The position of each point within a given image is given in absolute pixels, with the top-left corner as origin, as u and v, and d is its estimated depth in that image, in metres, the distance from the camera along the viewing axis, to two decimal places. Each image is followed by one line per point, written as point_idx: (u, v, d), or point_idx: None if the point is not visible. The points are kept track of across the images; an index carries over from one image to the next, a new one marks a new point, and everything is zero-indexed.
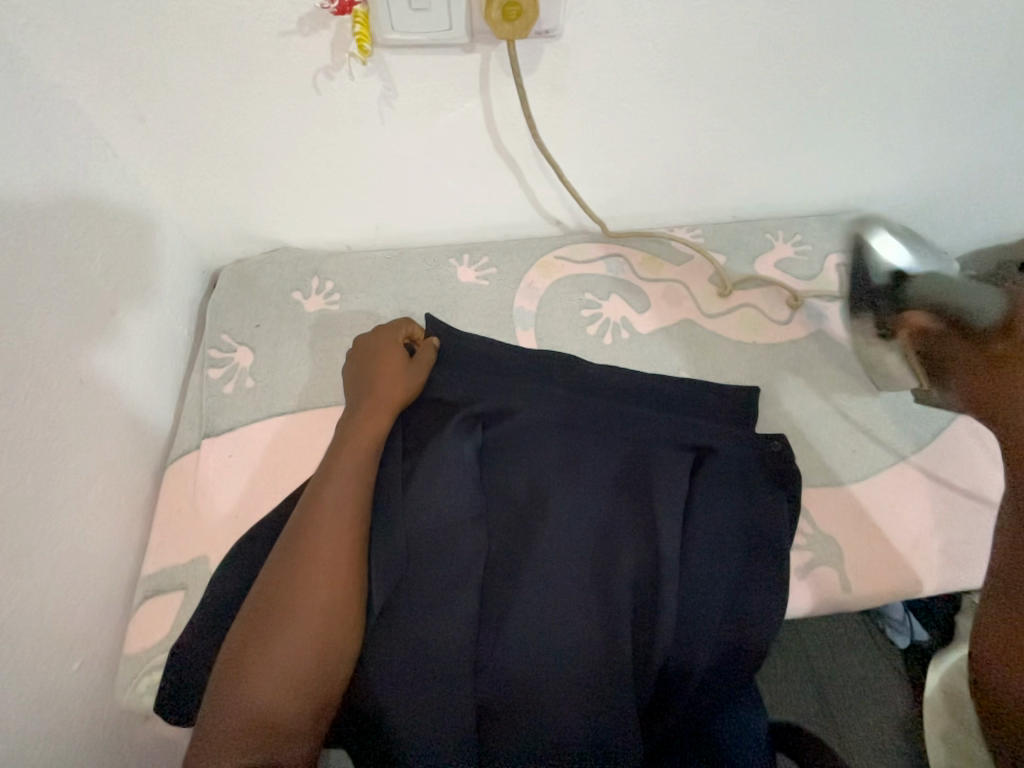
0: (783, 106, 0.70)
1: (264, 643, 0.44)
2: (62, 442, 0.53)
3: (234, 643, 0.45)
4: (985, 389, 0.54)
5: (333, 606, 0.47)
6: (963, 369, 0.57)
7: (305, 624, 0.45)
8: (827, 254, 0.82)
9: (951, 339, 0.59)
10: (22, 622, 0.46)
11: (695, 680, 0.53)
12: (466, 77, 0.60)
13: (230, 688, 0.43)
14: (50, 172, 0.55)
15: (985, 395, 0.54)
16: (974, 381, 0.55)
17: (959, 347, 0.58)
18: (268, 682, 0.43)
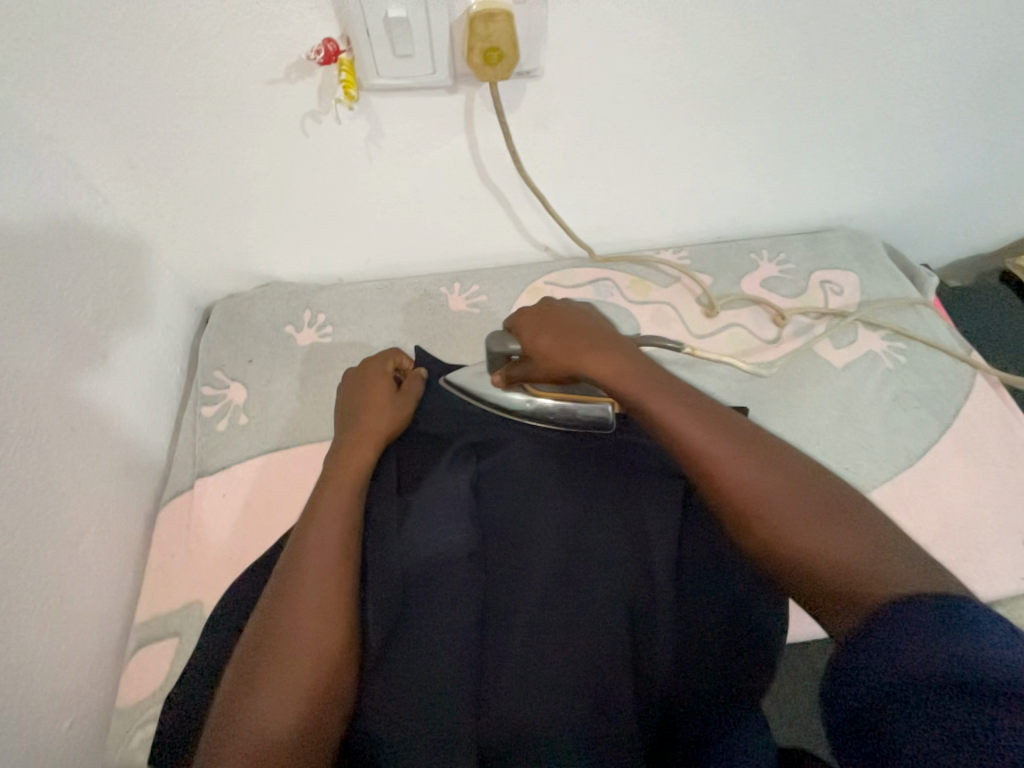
0: (760, 132, 0.72)
1: (252, 694, 0.43)
2: (54, 492, 0.53)
3: (223, 698, 0.43)
4: (548, 370, 0.57)
5: (323, 648, 0.45)
6: (531, 372, 0.59)
7: (293, 668, 0.44)
8: (811, 272, 0.83)
9: (512, 367, 0.61)
10: (12, 681, 0.45)
11: (707, 715, 0.51)
12: (451, 116, 0.62)
13: (220, 743, 0.41)
14: (43, 222, 0.56)
15: (557, 373, 0.56)
16: (542, 364, 0.57)
17: (519, 368, 0.60)
18: (258, 737, 0.41)
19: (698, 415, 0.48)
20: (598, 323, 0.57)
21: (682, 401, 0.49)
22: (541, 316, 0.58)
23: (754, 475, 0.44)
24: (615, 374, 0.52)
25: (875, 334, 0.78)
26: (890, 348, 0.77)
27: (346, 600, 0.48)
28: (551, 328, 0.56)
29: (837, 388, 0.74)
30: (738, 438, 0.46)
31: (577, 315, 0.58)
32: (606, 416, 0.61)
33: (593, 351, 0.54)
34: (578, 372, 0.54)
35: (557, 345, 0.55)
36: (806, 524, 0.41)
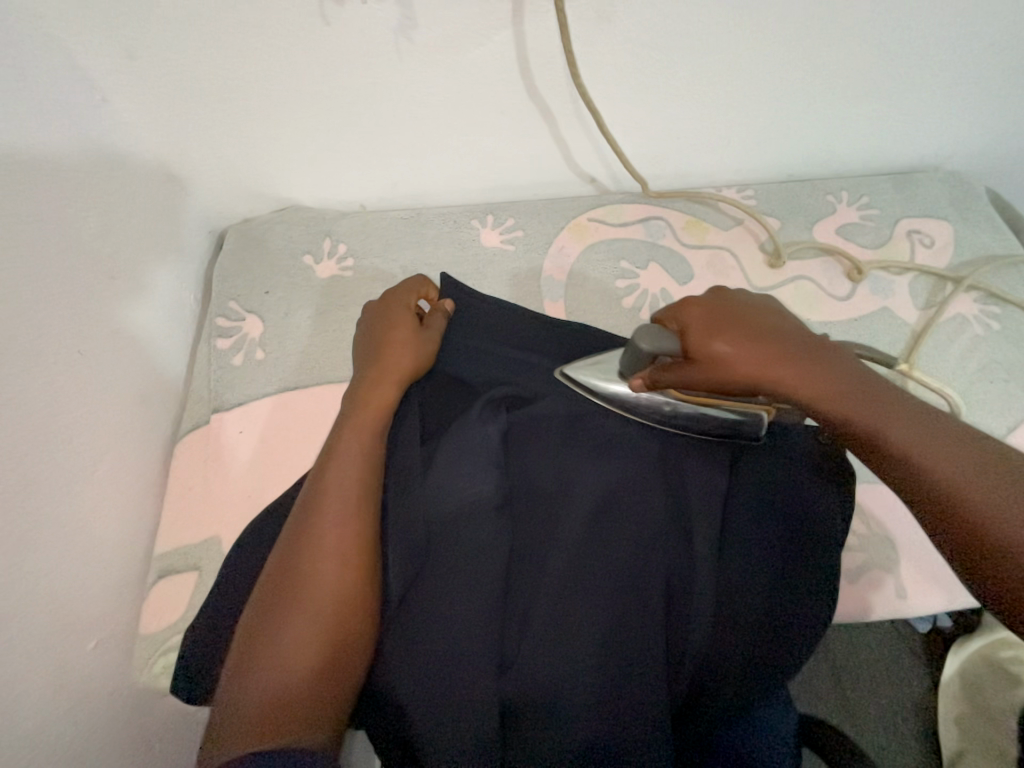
0: (866, 39, 0.59)
1: (271, 627, 0.42)
2: (65, 420, 0.50)
3: (244, 629, 0.43)
4: (722, 382, 0.46)
5: (343, 588, 0.44)
6: (688, 380, 0.47)
7: (312, 610, 0.43)
8: (898, 219, 0.72)
9: (661, 370, 0.48)
10: (32, 608, 0.44)
11: (729, 686, 0.49)
12: (496, 3, 0.52)
13: (240, 675, 0.41)
14: (36, 118, 0.49)
15: (735, 386, 0.46)
16: (715, 373, 0.45)
17: (670, 375, 0.48)
18: (279, 669, 0.41)
19: (937, 442, 0.39)
20: (783, 323, 0.47)
21: (915, 423, 0.40)
22: (713, 312, 0.47)
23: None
24: (819, 389, 0.43)
25: (967, 295, 0.68)
26: (982, 311, 0.67)
27: (366, 543, 0.46)
28: (729, 328, 0.46)
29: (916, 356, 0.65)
30: (993, 473, 0.37)
31: (756, 313, 0.48)
32: (758, 423, 0.51)
33: (789, 359, 0.44)
34: (768, 384, 0.44)
35: (740, 352, 0.45)
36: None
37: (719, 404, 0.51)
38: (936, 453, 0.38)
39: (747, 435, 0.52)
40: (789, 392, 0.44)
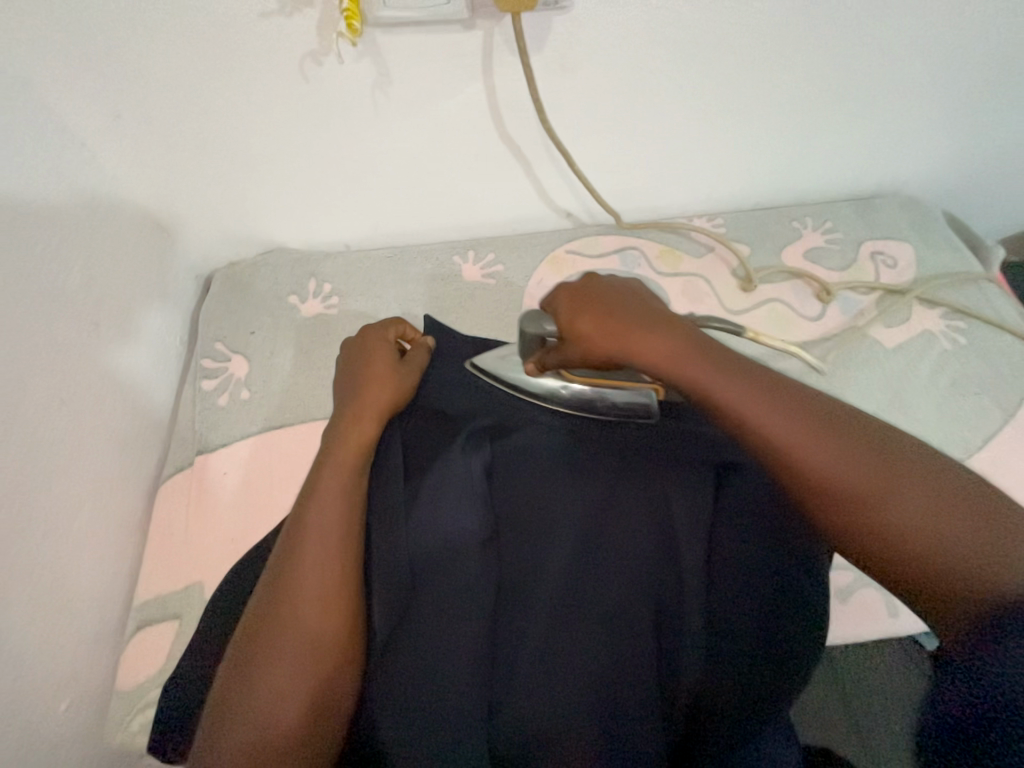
0: (812, 80, 0.64)
1: (248, 683, 0.41)
2: (44, 467, 0.49)
3: (219, 684, 0.42)
4: (591, 358, 0.48)
5: (324, 637, 0.43)
6: (567, 358, 0.49)
7: (288, 659, 0.42)
8: (861, 242, 0.75)
9: (547, 353, 0.51)
10: (3, 665, 0.43)
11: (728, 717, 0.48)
12: (467, 58, 0.55)
13: (218, 732, 0.40)
14: (21, 175, 0.51)
15: (603, 361, 0.47)
16: (584, 350, 0.48)
17: (554, 356, 0.51)
18: (256, 722, 0.40)
19: (787, 407, 0.39)
20: (645, 298, 0.48)
21: (755, 384, 0.41)
22: (579, 293, 0.49)
23: (864, 477, 0.35)
24: (671, 360, 0.43)
25: (932, 312, 0.70)
26: (948, 327, 0.70)
27: (349, 588, 0.45)
28: (591, 307, 0.47)
29: (888, 373, 0.67)
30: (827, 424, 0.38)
31: (621, 291, 0.49)
32: (649, 405, 0.57)
33: (645, 332, 0.45)
34: (628, 358, 0.45)
35: (602, 328, 0.46)
36: (941, 534, 0.33)
37: (609, 385, 0.57)
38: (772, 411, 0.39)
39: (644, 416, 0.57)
40: (647, 365, 0.45)
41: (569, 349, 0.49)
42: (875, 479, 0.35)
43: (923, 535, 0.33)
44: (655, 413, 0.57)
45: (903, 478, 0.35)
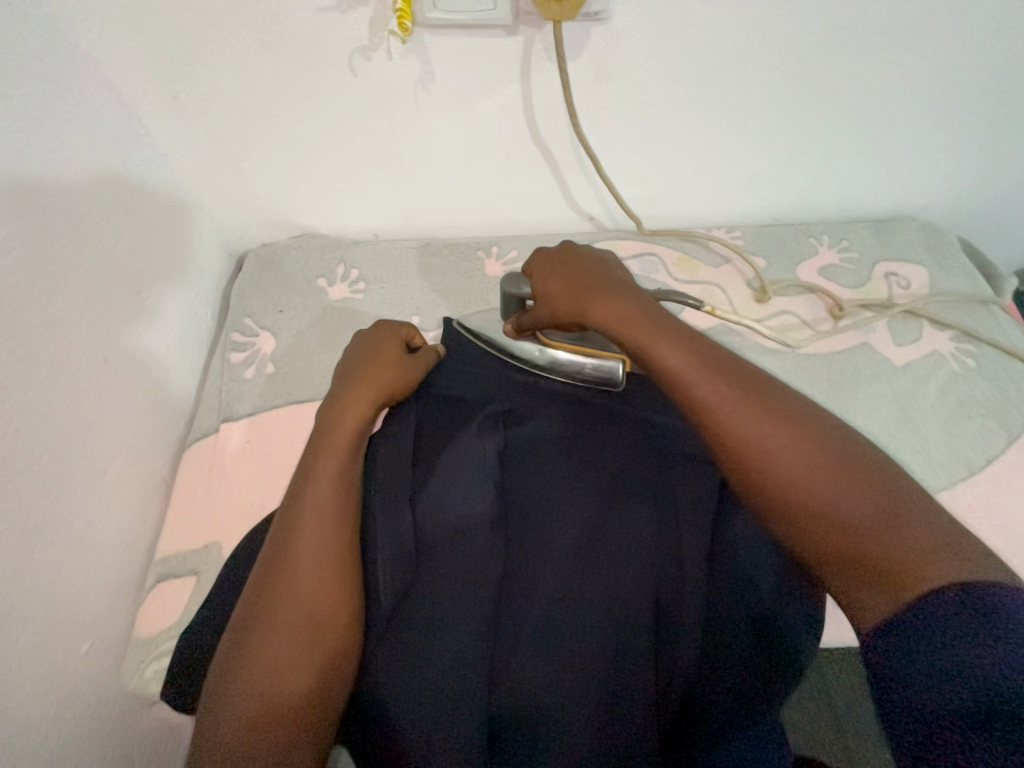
0: (837, 102, 0.66)
1: (249, 652, 0.42)
2: (83, 419, 0.52)
3: (228, 644, 0.44)
4: (556, 318, 0.55)
5: (320, 612, 0.44)
6: (537, 317, 0.57)
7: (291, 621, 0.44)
8: (875, 262, 0.77)
9: (523, 315, 0.59)
10: (34, 600, 0.45)
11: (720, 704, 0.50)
12: (507, 62, 0.58)
13: (226, 690, 0.41)
14: (81, 145, 0.54)
15: (565, 320, 0.55)
16: (550, 309, 0.55)
17: (528, 317, 0.59)
18: (262, 680, 0.41)
19: (711, 370, 0.44)
20: (613, 271, 0.56)
21: (688, 349, 0.46)
22: (556, 259, 0.57)
23: (768, 434, 0.40)
24: (620, 321, 0.50)
25: (942, 333, 0.72)
26: (957, 349, 0.71)
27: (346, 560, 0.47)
28: (563, 272, 0.55)
29: (896, 390, 0.69)
30: (746, 388, 0.43)
31: (592, 263, 0.56)
32: (614, 373, 0.60)
33: (603, 298, 0.52)
34: (587, 318, 0.53)
35: (568, 291, 0.54)
36: (824, 485, 0.38)
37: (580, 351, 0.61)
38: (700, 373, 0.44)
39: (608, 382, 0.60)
40: (600, 323, 0.51)
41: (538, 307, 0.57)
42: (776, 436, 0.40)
43: (808, 485, 0.38)
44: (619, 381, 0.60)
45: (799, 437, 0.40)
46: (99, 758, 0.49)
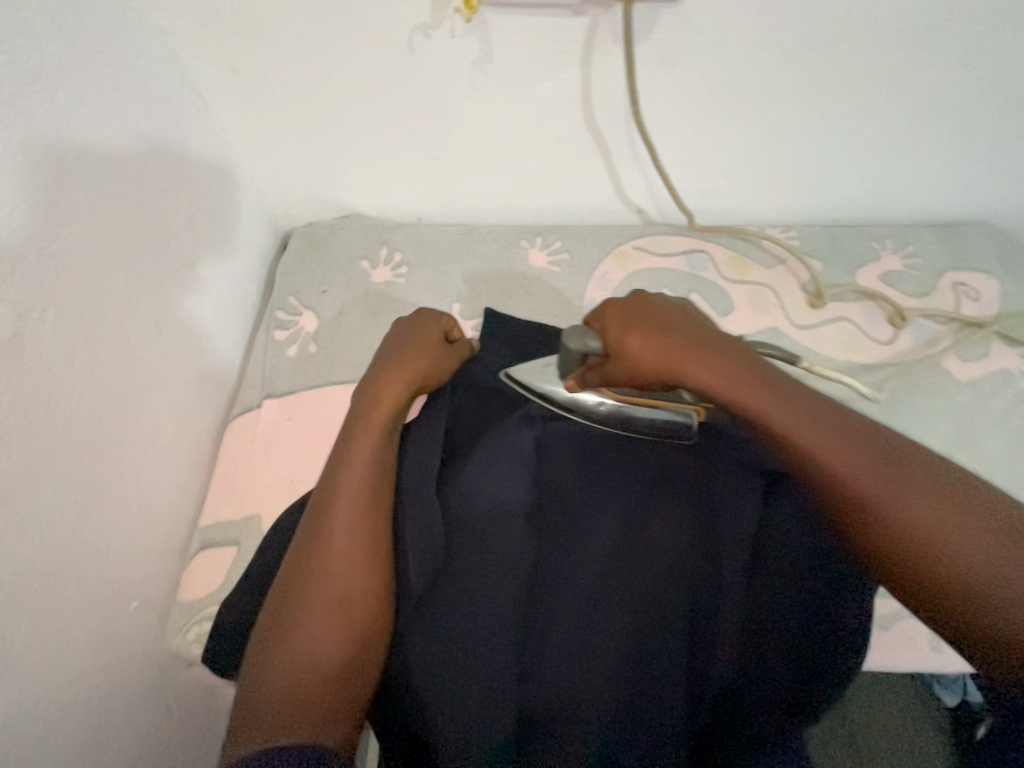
0: (920, 96, 0.62)
1: (286, 622, 0.44)
2: (139, 388, 0.54)
3: (268, 611, 0.45)
4: (638, 377, 0.48)
5: (354, 588, 0.45)
6: (610, 374, 0.50)
7: (326, 594, 0.45)
8: (943, 271, 0.72)
9: (589, 370, 0.51)
10: (89, 558, 0.47)
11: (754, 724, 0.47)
12: (570, 43, 0.56)
13: (263, 655, 0.43)
14: (144, 116, 0.55)
15: (649, 379, 0.48)
16: (631, 368, 0.48)
17: (596, 373, 0.51)
18: (296, 650, 0.43)
19: (829, 428, 0.41)
20: (696, 322, 0.50)
21: (802, 410, 0.43)
22: (629, 311, 0.50)
23: (908, 504, 0.37)
24: (721, 378, 0.45)
25: (1012, 350, 0.67)
26: None
27: (377, 542, 0.47)
28: (646, 326, 0.48)
29: (956, 408, 0.65)
30: (873, 452, 0.40)
31: (672, 313, 0.50)
32: (689, 425, 0.55)
33: (699, 353, 0.46)
34: (681, 377, 0.47)
35: (654, 347, 0.47)
36: (982, 559, 0.35)
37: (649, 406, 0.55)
38: (817, 438, 0.41)
39: (683, 434, 0.55)
40: (698, 384, 0.46)
41: (614, 366, 0.49)
42: (917, 505, 0.37)
43: (962, 559, 0.35)
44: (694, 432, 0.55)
45: (942, 503, 0.37)
46: (143, 710, 0.51)
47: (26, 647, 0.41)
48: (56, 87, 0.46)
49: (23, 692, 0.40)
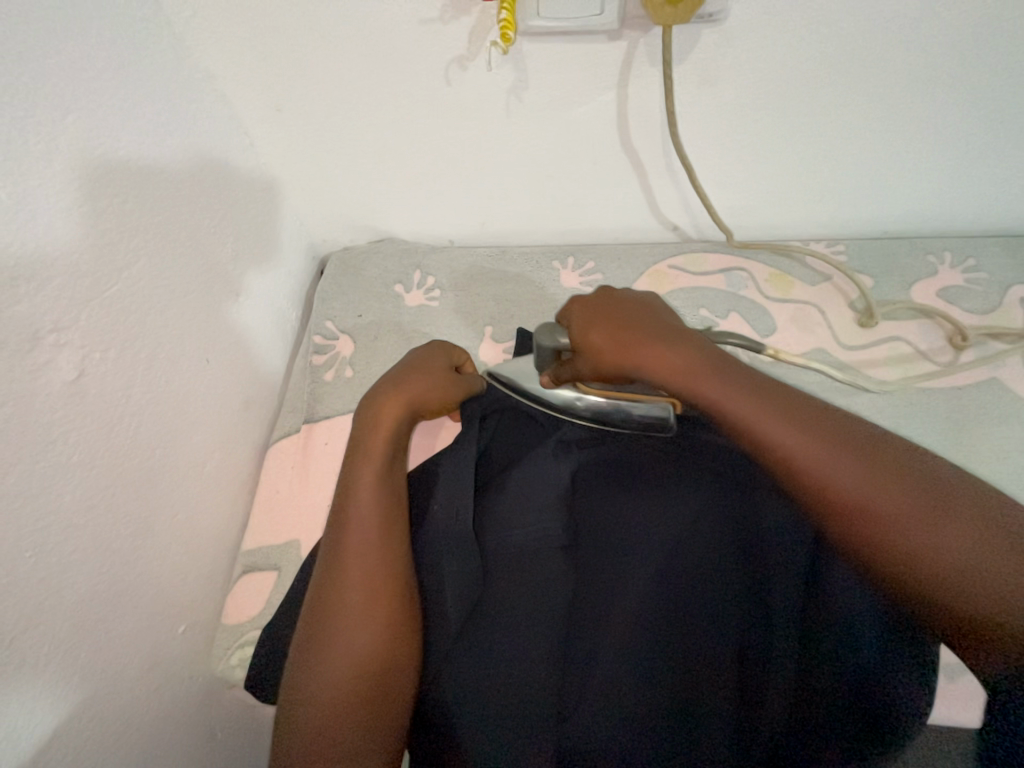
0: (985, 104, 0.58)
1: (312, 659, 0.43)
2: (188, 418, 0.56)
3: (296, 646, 0.45)
4: (600, 371, 0.50)
5: (373, 622, 0.44)
6: (580, 370, 0.52)
7: (346, 629, 0.44)
8: (1009, 285, 0.68)
9: (561, 366, 0.54)
10: (143, 586, 0.49)
11: None
12: (606, 68, 0.56)
13: (293, 693, 0.43)
14: (194, 157, 0.58)
15: (611, 373, 0.50)
16: (594, 363, 0.50)
17: (568, 369, 0.53)
18: (323, 687, 0.42)
19: (836, 445, 0.40)
20: (652, 312, 0.51)
21: (758, 396, 0.43)
22: (592, 308, 0.52)
23: (866, 486, 0.38)
24: (677, 369, 0.46)
25: None
26: None
27: (396, 572, 0.46)
28: (601, 321, 0.51)
29: None
30: (830, 436, 0.40)
31: (631, 305, 0.52)
32: (666, 419, 0.53)
33: (648, 343, 0.48)
34: (640, 370, 0.48)
35: (609, 341, 0.49)
36: (905, 518, 0.37)
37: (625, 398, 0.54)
38: (773, 426, 0.42)
39: (660, 428, 0.54)
40: (649, 373, 0.47)
41: (580, 360, 0.51)
42: (921, 520, 0.36)
43: (909, 527, 0.37)
44: (672, 426, 0.53)
45: (947, 520, 0.36)
46: (192, 731, 0.53)
47: (87, 673, 0.43)
48: (117, 138, 0.48)
49: (85, 715, 0.42)
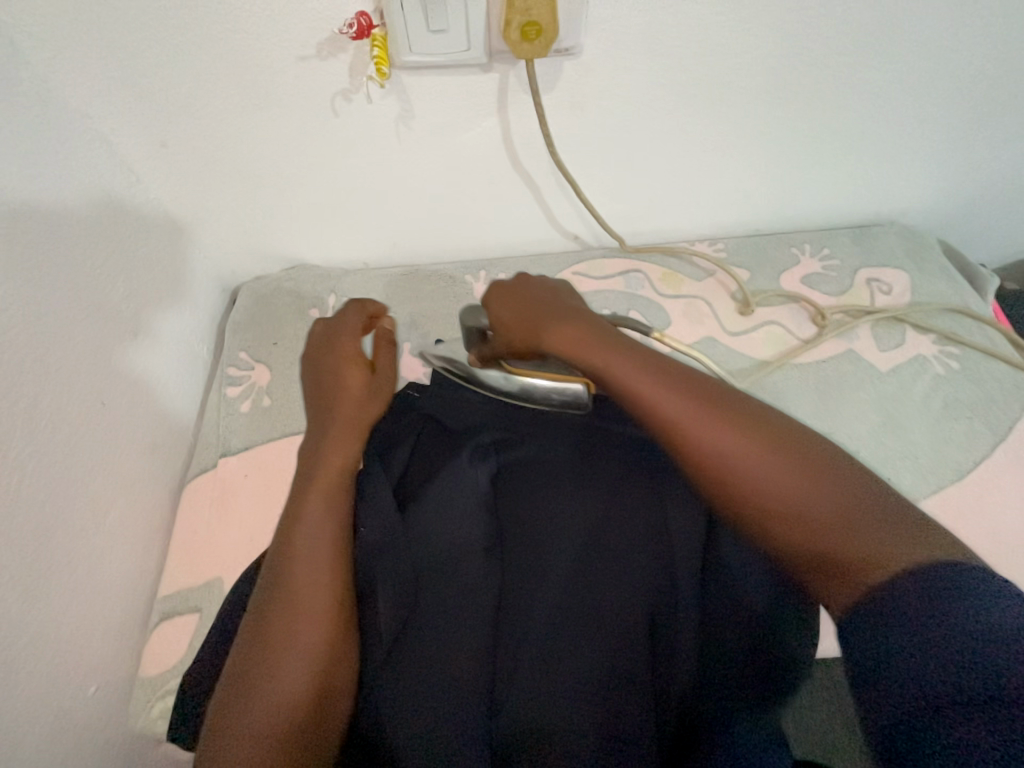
0: (812, 117, 0.67)
1: (248, 691, 0.42)
2: (83, 467, 0.53)
3: (231, 677, 0.44)
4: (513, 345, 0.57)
5: (320, 645, 0.45)
6: (496, 348, 0.60)
7: (290, 651, 0.44)
8: (857, 269, 0.78)
9: (484, 346, 0.62)
10: (38, 650, 0.46)
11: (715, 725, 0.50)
12: (487, 97, 0.60)
13: (225, 725, 0.41)
14: (72, 197, 0.56)
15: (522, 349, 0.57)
16: (506, 342, 0.58)
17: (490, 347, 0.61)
18: (259, 712, 0.42)
19: (714, 414, 0.43)
20: (564, 296, 0.57)
21: (640, 365, 0.47)
22: (507, 289, 0.58)
23: (726, 438, 0.42)
24: (568, 340, 0.51)
25: (925, 337, 0.74)
26: (940, 353, 0.73)
27: (337, 596, 0.48)
28: (515, 303, 0.57)
29: (880, 396, 0.70)
30: (695, 395, 0.44)
31: (543, 292, 0.57)
32: (580, 397, 0.59)
33: (553, 319, 0.53)
34: (538, 343, 0.54)
35: (517, 321, 0.56)
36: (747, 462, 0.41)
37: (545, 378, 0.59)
38: (642, 386, 0.46)
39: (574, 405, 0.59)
40: (551, 347, 0.52)
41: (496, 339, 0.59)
42: (789, 472, 0.40)
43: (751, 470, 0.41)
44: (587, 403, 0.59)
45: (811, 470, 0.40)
46: None
47: None
48: None
49: None
